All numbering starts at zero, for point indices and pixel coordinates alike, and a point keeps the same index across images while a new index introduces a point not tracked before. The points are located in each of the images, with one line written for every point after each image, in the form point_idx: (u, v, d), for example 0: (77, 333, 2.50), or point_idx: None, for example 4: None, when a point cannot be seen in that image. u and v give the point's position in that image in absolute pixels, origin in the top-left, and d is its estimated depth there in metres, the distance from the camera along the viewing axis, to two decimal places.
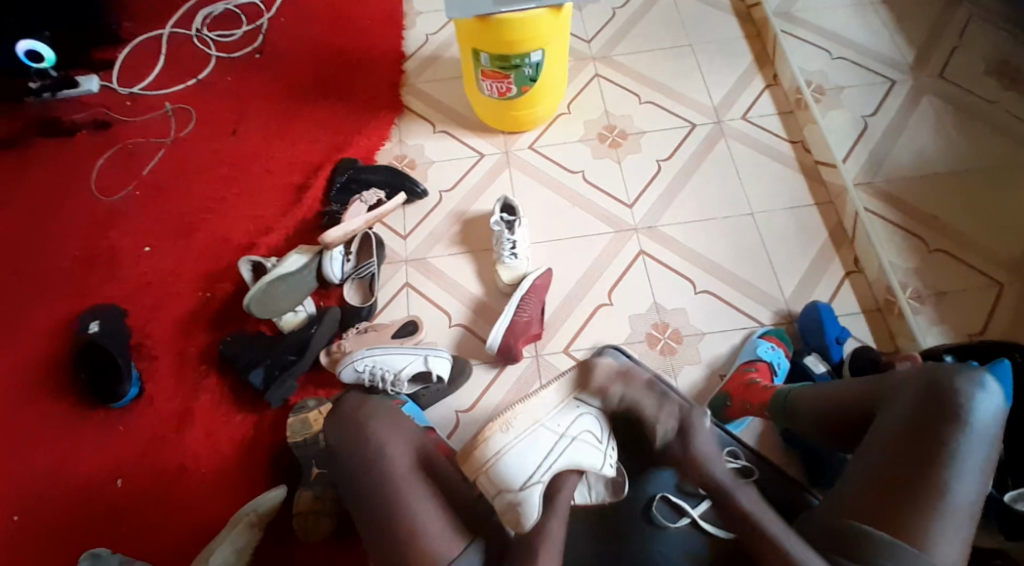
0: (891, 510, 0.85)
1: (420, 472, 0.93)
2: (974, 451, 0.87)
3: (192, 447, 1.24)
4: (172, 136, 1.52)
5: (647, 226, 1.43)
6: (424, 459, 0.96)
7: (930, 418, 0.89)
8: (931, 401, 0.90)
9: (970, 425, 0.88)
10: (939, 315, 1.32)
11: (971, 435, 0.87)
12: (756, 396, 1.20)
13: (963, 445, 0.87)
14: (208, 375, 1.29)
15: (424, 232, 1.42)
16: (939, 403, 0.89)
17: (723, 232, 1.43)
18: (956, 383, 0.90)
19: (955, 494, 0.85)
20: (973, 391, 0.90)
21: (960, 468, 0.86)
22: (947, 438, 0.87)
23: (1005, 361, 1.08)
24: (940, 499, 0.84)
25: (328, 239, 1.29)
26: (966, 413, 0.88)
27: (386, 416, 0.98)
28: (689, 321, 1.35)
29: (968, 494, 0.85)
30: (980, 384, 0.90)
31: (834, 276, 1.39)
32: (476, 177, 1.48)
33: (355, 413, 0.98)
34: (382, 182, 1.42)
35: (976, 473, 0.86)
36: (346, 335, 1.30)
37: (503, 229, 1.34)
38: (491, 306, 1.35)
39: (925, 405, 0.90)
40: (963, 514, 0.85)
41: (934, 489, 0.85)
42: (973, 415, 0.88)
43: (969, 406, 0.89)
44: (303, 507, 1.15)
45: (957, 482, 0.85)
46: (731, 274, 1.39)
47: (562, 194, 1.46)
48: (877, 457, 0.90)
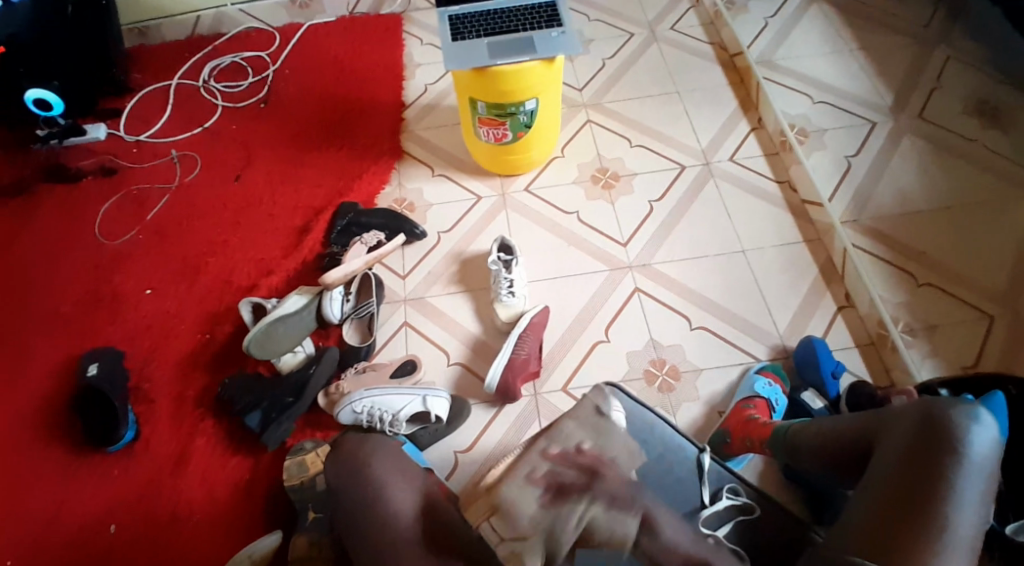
0: (893, 541, 0.85)
1: (421, 509, 0.93)
2: (973, 482, 0.87)
3: (188, 491, 1.23)
4: (176, 182, 1.55)
5: (641, 264, 1.45)
6: (427, 500, 0.95)
7: (926, 450, 0.89)
8: (928, 435, 0.91)
9: (967, 457, 0.88)
10: (932, 348, 1.34)
11: (968, 466, 0.87)
12: (756, 430, 1.20)
13: (961, 476, 0.86)
14: (207, 417, 1.29)
15: (422, 271, 1.44)
16: (936, 436, 0.90)
17: (716, 269, 1.45)
18: (952, 417, 0.91)
19: (956, 526, 0.84)
20: (968, 423, 0.90)
21: (959, 498, 0.85)
22: (945, 469, 0.87)
23: (1001, 394, 1.09)
24: (940, 531, 0.83)
25: (329, 279, 1.31)
26: (963, 445, 0.88)
27: (385, 456, 0.98)
28: (686, 356, 1.36)
29: (969, 526, 0.84)
30: (976, 417, 0.91)
31: (827, 310, 1.42)
32: (474, 219, 1.50)
33: (357, 452, 0.99)
34: (381, 224, 1.45)
35: (976, 505, 0.86)
36: (345, 375, 1.31)
37: (501, 268, 1.36)
38: (490, 345, 1.36)
39: (922, 438, 0.91)
40: (965, 547, 0.84)
41: (933, 521, 0.84)
42: (970, 446, 0.88)
43: (966, 438, 0.89)
44: (298, 553, 1.10)
45: (957, 514, 0.85)
46: (726, 310, 1.41)
47: (558, 234, 1.49)
48: (877, 490, 0.90)
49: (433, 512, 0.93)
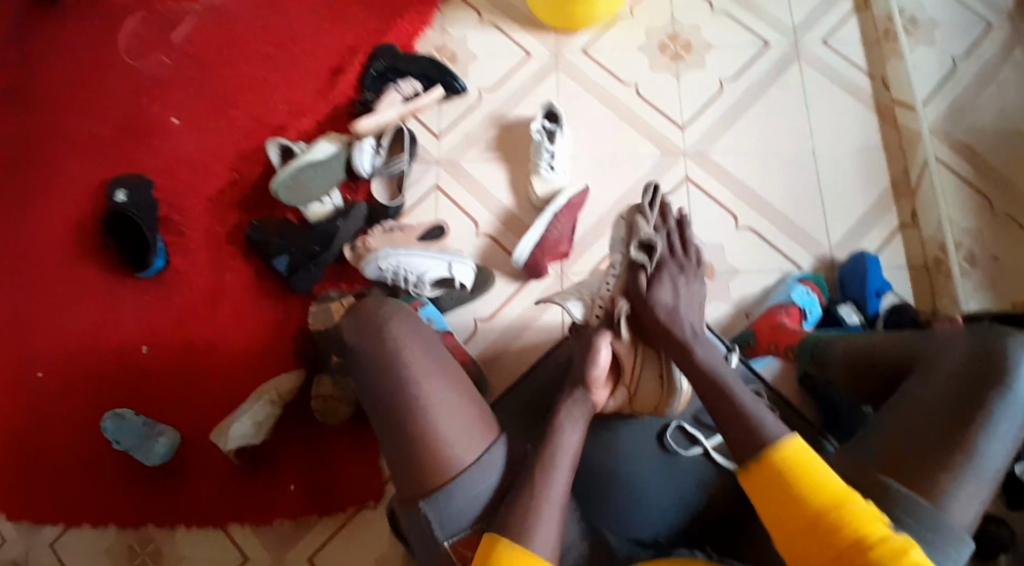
0: (909, 464, 0.78)
1: (436, 371, 0.87)
2: (1013, 414, 0.78)
3: (214, 325, 1.26)
4: (206, 2, 1.45)
5: (696, 151, 1.35)
6: (441, 365, 0.88)
7: (968, 378, 0.81)
8: (977, 358, 0.82)
9: (1014, 388, 0.79)
10: (988, 280, 1.27)
11: (1013, 395, 0.79)
12: (784, 339, 1.19)
13: (1002, 404, 0.78)
14: (235, 257, 1.30)
15: (459, 132, 1.37)
16: (984, 360, 0.81)
17: (779, 167, 1.35)
18: (1005, 346, 0.81)
19: (985, 454, 0.77)
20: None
21: (993, 428, 0.78)
22: (986, 395, 0.79)
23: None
24: (965, 456, 0.77)
25: (359, 125, 1.29)
26: (1011, 373, 0.80)
27: (403, 320, 0.90)
28: (724, 257, 1.31)
29: (997, 458, 0.77)
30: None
31: (888, 226, 1.33)
32: (522, 79, 1.39)
33: (373, 317, 0.90)
34: (418, 73, 1.35)
35: (1009, 439, 0.78)
36: (371, 232, 1.27)
37: (543, 138, 1.30)
38: (521, 220, 1.32)
39: (966, 365, 0.82)
40: (987, 478, 0.77)
41: (958, 448, 0.77)
42: (1018, 380, 0.79)
43: (1017, 366, 0.80)
44: (322, 391, 1.18)
45: (987, 444, 0.77)
46: (779, 214, 1.33)
47: (612, 107, 1.37)
48: (904, 411, 0.82)
49: (454, 378, 0.88)
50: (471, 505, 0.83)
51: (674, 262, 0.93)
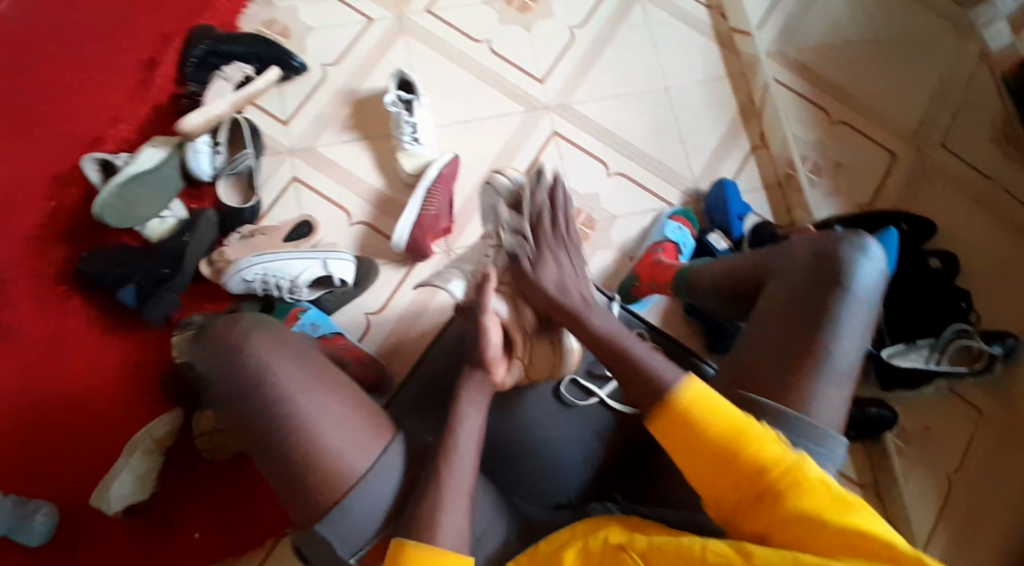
0: (776, 373, 0.87)
1: (318, 382, 0.75)
2: (856, 314, 0.88)
3: (67, 379, 1.11)
4: None
5: (559, 104, 1.33)
6: (321, 374, 0.76)
7: (813, 285, 0.89)
8: (818, 270, 0.90)
9: (851, 290, 0.88)
10: (835, 186, 1.38)
11: (852, 297, 0.88)
12: (662, 275, 1.20)
13: (846, 307, 0.87)
14: (74, 297, 1.13)
15: (308, 115, 1.25)
16: (824, 270, 0.90)
17: (637, 108, 1.36)
18: (841, 252, 0.91)
19: (839, 355, 0.86)
20: (855, 256, 0.90)
21: (841, 330, 0.87)
22: (832, 303, 0.88)
23: (893, 230, 1.25)
24: (820, 361, 0.86)
25: (186, 126, 1.13)
26: (848, 278, 0.89)
27: (264, 331, 0.76)
28: (601, 206, 1.32)
29: (850, 356, 0.87)
30: (864, 250, 0.91)
31: (741, 152, 1.39)
32: (366, 48, 1.29)
33: (229, 334, 0.76)
34: (247, 54, 1.21)
35: (856, 336, 0.87)
36: (227, 241, 1.17)
37: (401, 110, 1.22)
38: (395, 200, 1.25)
39: (810, 274, 0.91)
40: (844, 376, 0.86)
41: (814, 355, 0.86)
42: (856, 281, 0.89)
43: (852, 271, 0.89)
44: (205, 427, 1.07)
45: (839, 346, 0.86)
46: (644, 155, 1.35)
47: (467, 67, 1.31)
48: (764, 326, 0.90)
49: (337, 387, 0.76)
50: (373, 515, 0.73)
51: (552, 234, 0.85)
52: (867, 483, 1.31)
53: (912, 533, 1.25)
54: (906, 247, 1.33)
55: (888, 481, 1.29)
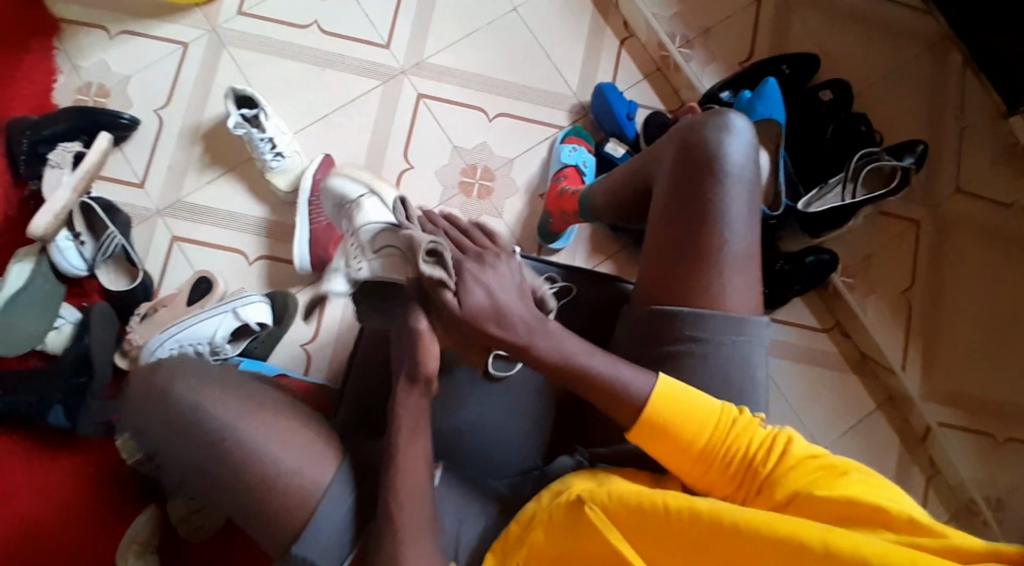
0: (679, 280, 0.85)
1: (262, 417, 0.72)
2: (736, 193, 0.86)
3: (31, 518, 1.06)
4: None
5: (413, 64, 1.25)
6: (263, 408, 0.73)
7: (688, 179, 0.87)
8: (688, 159, 0.88)
9: (725, 170, 0.86)
10: (710, 52, 1.35)
11: (727, 177, 0.86)
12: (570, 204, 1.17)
13: (725, 190, 0.85)
14: (3, 437, 1.08)
15: (162, 169, 1.17)
16: (694, 159, 0.87)
17: (493, 40, 1.29)
18: (705, 136, 0.87)
19: (731, 240, 0.85)
20: (719, 135, 0.87)
21: (727, 214, 0.85)
22: (709, 190, 0.86)
23: (773, 80, 1.25)
24: (714, 253, 0.84)
25: (34, 234, 1.02)
26: (719, 158, 0.86)
27: (188, 375, 0.73)
28: (493, 152, 1.27)
29: (743, 238, 0.86)
30: (728, 127, 0.88)
31: (612, 48, 1.34)
32: (194, 77, 1.19)
33: (151, 388, 0.73)
34: (72, 130, 1.11)
35: (744, 216, 0.86)
36: (131, 327, 1.10)
37: (249, 130, 1.13)
38: (285, 223, 1.19)
39: (682, 169, 0.88)
40: (743, 258, 0.85)
41: (706, 247, 0.85)
42: (729, 159, 0.86)
43: (721, 150, 0.86)
44: (181, 514, 1.04)
45: (728, 231, 0.85)
46: (516, 85, 1.29)
47: (302, 59, 1.22)
48: (656, 238, 0.88)
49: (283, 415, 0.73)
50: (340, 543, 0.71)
51: (469, 256, 0.74)
52: (830, 325, 1.36)
53: (886, 361, 1.32)
54: (791, 89, 1.33)
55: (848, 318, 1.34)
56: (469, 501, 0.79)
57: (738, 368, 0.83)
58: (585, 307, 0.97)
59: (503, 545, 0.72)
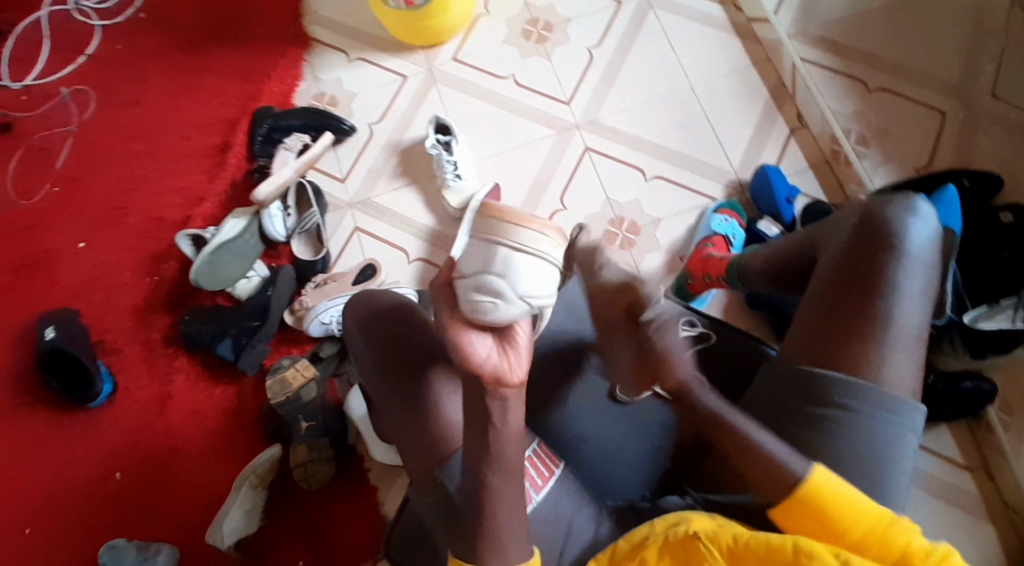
0: (838, 346, 0.85)
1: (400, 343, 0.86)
2: (914, 273, 0.85)
3: (181, 427, 1.24)
4: (75, 122, 1.42)
5: (588, 121, 1.40)
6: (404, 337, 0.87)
7: (863, 250, 0.87)
8: (866, 232, 0.88)
9: (906, 250, 0.86)
10: (884, 154, 1.36)
11: (906, 257, 0.86)
12: (714, 268, 1.19)
13: (902, 268, 0.85)
14: (177, 357, 1.28)
15: (362, 171, 1.38)
16: (873, 232, 0.88)
17: (667, 110, 1.40)
18: (890, 214, 0.88)
19: (901, 317, 0.84)
20: (905, 215, 0.87)
21: (902, 292, 0.85)
22: (886, 265, 0.86)
23: (951, 188, 1.22)
24: (882, 326, 0.84)
25: (258, 197, 1.27)
26: (901, 237, 0.86)
27: (364, 299, 0.91)
28: (643, 210, 1.35)
29: (914, 318, 0.85)
30: (914, 209, 0.88)
31: (781, 134, 1.39)
32: (404, 102, 1.42)
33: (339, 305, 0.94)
34: (304, 126, 1.36)
35: (919, 296, 0.86)
36: (305, 291, 1.29)
37: (441, 151, 1.32)
38: (447, 234, 1.34)
39: (857, 240, 0.88)
40: (912, 337, 0.85)
41: (875, 319, 0.84)
42: (909, 239, 0.86)
43: (905, 230, 0.87)
44: (300, 458, 1.18)
45: (900, 308, 0.84)
46: (679, 154, 1.38)
47: (495, 102, 1.41)
48: (820, 302, 0.88)
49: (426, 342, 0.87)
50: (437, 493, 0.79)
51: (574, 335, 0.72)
52: (976, 465, 1.24)
53: None
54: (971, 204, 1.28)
55: (997, 460, 1.22)
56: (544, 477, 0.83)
57: (880, 443, 0.82)
58: (717, 356, 1.00)
59: (611, 561, 0.74)
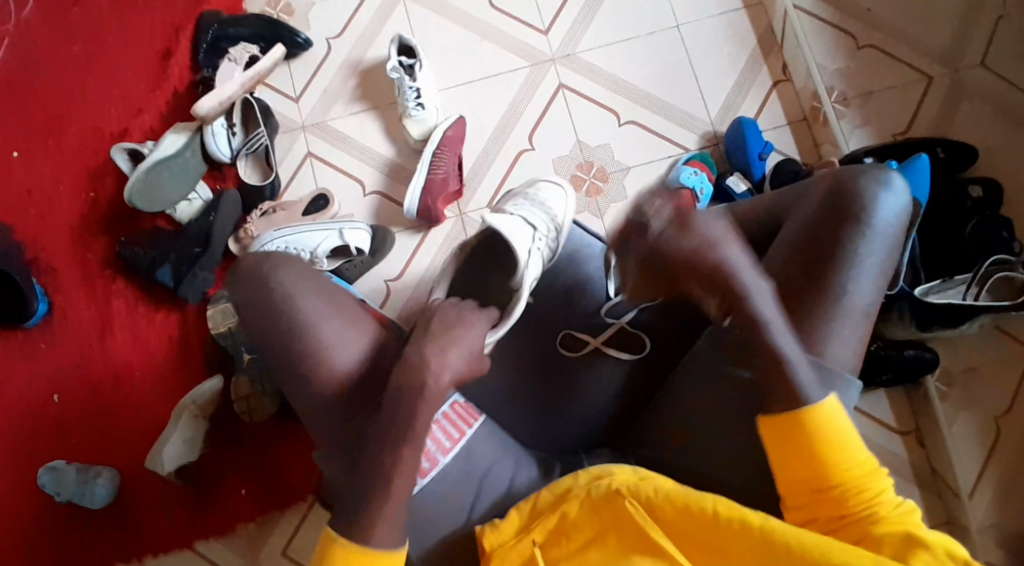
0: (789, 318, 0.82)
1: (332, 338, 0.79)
2: (874, 249, 0.82)
3: (120, 353, 1.20)
4: (14, 21, 1.27)
5: (565, 55, 1.31)
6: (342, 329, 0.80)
7: (827, 219, 0.84)
8: (834, 201, 0.85)
9: (871, 225, 0.83)
10: (864, 116, 1.31)
11: (870, 233, 0.83)
12: None
13: (864, 244, 0.82)
14: (117, 280, 1.22)
15: (317, 91, 1.29)
16: (841, 203, 0.84)
17: (647, 49, 1.32)
18: (860, 184, 0.84)
19: (854, 292, 0.82)
20: (876, 188, 0.84)
21: (858, 267, 0.82)
22: (848, 238, 0.83)
23: (924, 157, 1.18)
24: (835, 300, 0.81)
25: (200, 112, 1.16)
26: (870, 212, 0.83)
27: (291, 270, 0.81)
28: (613, 156, 1.29)
29: (868, 294, 0.82)
30: (886, 182, 0.84)
31: (762, 87, 1.33)
32: (368, 17, 1.30)
33: (255, 271, 0.82)
34: (252, 35, 1.25)
35: (876, 272, 0.83)
36: (251, 218, 1.22)
37: (403, 75, 1.22)
38: (406, 167, 1.27)
39: (824, 210, 0.85)
40: (862, 315, 0.82)
41: (828, 292, 0.81)
42: (876, 215, 0.83)
43: (874, 204, 0.83)
44: (242, 391, 1.18)
45: (855, 282, 0.82)
46: (657, 99, 1.31)
47: (466, 25, 1.31)
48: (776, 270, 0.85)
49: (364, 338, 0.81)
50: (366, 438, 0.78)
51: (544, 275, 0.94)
52: (909, 430, 1.26)
53: (955, 483, 1.20)
54: (939, 176, 1.26)
55: (931, 428, 1.24)
56: (491, 456, 0.83)
57: None
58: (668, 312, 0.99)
59: (534, 510, 0.77)
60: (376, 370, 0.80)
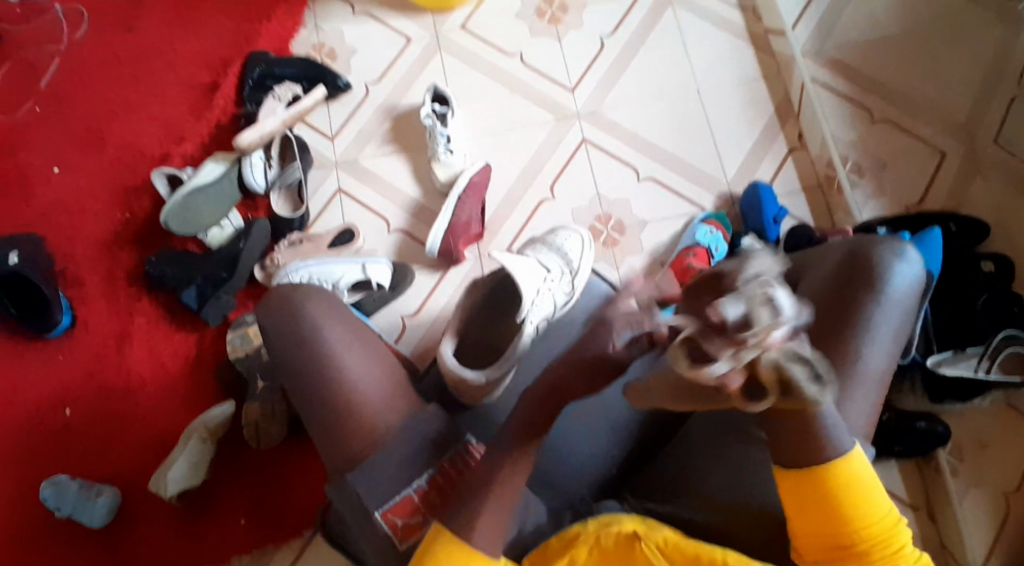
0: None
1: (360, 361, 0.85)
2: (888, 317, 0.85)
3: (134, 369, 1.22)
4: (63, 40, 1.35)
5: (590, 111, 1.37)
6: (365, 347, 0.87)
7: (843, 285, 0.87)
8: (849, 269, 0.88)
9: (886, 294, 0.85)
10: (879, 187, 1.35)
11: (884, 302, 0.85)
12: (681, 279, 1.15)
13: (877, 311, 0.85)
14: (140, 298, 1.25)
15: (352, 131, 1.35)
16: (856, 271, 0.87)
17: (669, 111, 1.38)
18: (876, 253, 0.87)
19: (867, 359, 0.84)
20: (891, 259, 0.87)
21: (872, 335, 0.84)
22: (862, 304, 0.85)
23: (938, 230, 1.20)
24: (849, 364, 0.83)
25: (241, 144, 1.22)
26: (884, 281, 0.86)
27: (317, 301, 0.87)
28: (631, 210, 1.33)
29: (881, 360, 0.84)
30: (901, 253, 0.87)
31: (778, 154, 1.38)
32: (405, 65, 1.38)
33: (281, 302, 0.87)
34: (297, 76, 1.32)
35: (887, 341, 0.85)
36: (278, 248, 1.25)
37: (435, 122, 1.29)
38: (430, 208, 1.32)
39: (840, 275, 0.88)
40: (874, 380, 0.84)
41: (843, 356, 0.83)
42: (890, 283, 0.86)
43: (888, 272, 0.86)
44: (252, 417, 1.16)
45: (867, 349, 0.84)
46: (676, 158, 1.36)
47: (500, 79, 1.38)
48: None
49: (384, 362, 0.87)
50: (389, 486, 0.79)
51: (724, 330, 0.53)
52: (919, 504, 1.25)
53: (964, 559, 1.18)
54: (952, 249, 1.28)
55: (941, 502, 1.23)
56: None
57: None
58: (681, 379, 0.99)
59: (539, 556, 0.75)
60: (395, 398, 0.85)
